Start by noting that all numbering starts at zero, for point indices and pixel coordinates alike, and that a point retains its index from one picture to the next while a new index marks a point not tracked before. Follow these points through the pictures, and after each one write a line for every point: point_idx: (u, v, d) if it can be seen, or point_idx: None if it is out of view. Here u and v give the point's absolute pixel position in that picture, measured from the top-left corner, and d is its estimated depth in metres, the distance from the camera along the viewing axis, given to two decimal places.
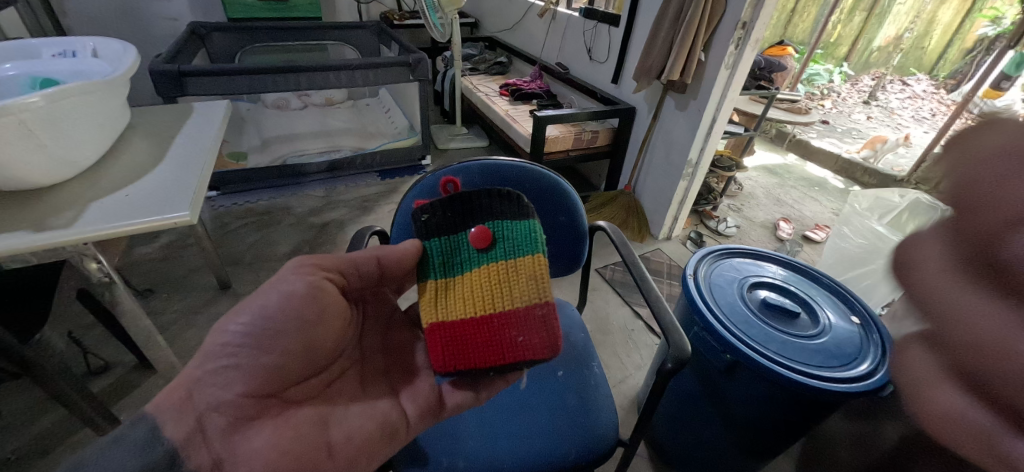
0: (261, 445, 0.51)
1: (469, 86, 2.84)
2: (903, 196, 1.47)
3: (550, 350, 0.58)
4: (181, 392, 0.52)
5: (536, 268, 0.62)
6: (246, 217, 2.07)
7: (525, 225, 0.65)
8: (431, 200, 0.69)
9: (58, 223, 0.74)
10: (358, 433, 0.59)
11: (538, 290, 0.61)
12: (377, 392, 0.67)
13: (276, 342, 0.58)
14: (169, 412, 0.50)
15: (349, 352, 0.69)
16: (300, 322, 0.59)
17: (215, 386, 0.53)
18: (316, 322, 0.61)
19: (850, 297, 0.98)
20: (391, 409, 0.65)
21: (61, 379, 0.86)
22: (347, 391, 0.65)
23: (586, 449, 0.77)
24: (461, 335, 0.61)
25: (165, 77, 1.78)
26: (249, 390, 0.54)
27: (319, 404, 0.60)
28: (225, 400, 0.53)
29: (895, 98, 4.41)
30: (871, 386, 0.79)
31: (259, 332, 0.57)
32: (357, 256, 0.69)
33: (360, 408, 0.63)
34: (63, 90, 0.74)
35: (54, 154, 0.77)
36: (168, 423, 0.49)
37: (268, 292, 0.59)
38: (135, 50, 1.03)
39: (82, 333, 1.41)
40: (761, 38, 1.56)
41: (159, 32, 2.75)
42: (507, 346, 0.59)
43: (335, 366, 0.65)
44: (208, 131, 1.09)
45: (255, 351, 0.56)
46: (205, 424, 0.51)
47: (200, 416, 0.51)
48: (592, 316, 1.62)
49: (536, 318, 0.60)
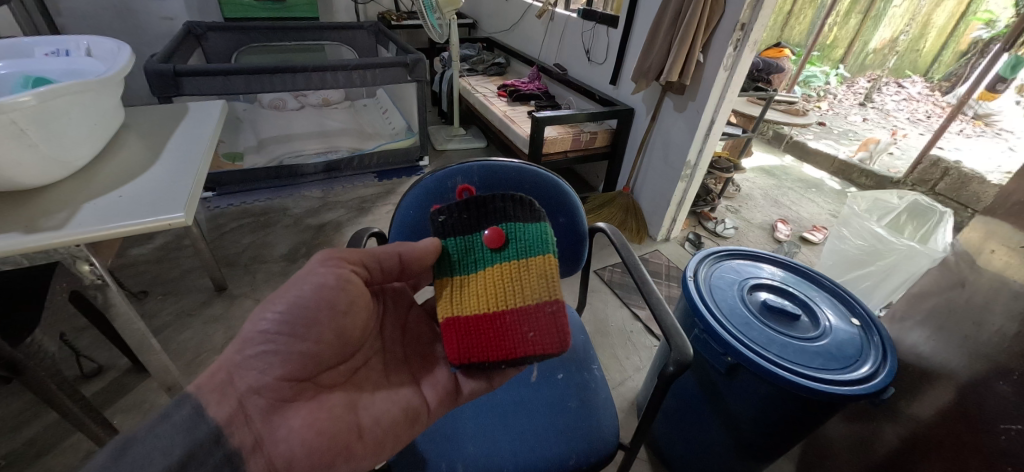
0: (299, 426, 0.52)
1: (467, 87, 2.84)
2: (902, 199, 1.48)
3: (559, 345, 0.59)
4: (221, 375, 0.52)
5: (547, 267, 0.63)
6: (242, 218, 2.05)
7: (536, 226, 0.67)
8: (447, 203, 0.71)
9: (51, 224, 0.72)
10: (385, 417, 0.59)
11: (548, 289, 0.63)
12: (400, 379, 0.66)
13: (310, 330, 0.56)
14: (212, 394, 0.50)
15: (373, 341, 0.67)
16: (332, 311, 0.59)
17: (255, 371, 0.53)
18: (344, 311, 0.60)
19: (850, 298, 0.98)
20: (413, 395, 0.64)
21: (53, 382, 0.84)
22: (372, 377, 0.64)
23: (587, 455, 0.76)
24: (473, 330, 0.61)
25: (160, 77, 1.76)
26: (285, 374, 0.54)
27: (348, 389, 0.60)
28: (265, 383, 0.53)
29: (891, 99, 4.20)
30: (873, 389, 0.78)
31: (294, 320, 0.56)
32: (380, 250, 0.66)
33: (385, 395, 0.62)
34: (54, 89, 0.72)
35: (46, 155, 0.75)
36: (211, 403, 0.50)
37: (302, 284, 0.58)
38: (130, 49, 1.02)
39: (75, 335, 1.39)
40: (759, 40, 1.56)
41: (155, 32, 2.74)
42: (517, 341, 0.60)
43: (361, 353, 0.64)
44: (203, 131, 1.07)
45: (291, 339, 0.55)
46: (246, 405, 0.51)
47: (241, 398, 0.52)
48: (592, 318, 1.61)
49: (547, 315, 0.61)
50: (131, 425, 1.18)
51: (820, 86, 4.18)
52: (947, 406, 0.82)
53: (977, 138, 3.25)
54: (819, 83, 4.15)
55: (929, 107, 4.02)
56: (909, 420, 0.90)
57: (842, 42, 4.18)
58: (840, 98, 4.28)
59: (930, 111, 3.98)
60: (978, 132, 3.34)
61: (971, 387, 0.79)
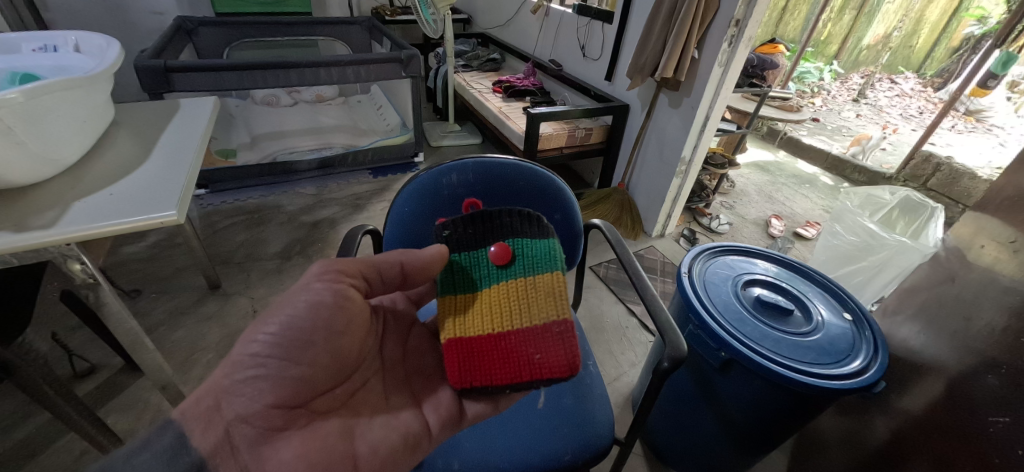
0: (292, 457, 0.51)
1: (462, 83, 2.82)
2: (894, 194, 1.49)
3: (567, 367, 0.58)
4: (207, 401, 0.51)
5: (554, 285, 0.63)
6: (235, 215, 2.04)
7: (544, 243, 0.67)
8: (453, 216, 0.71)
9: (39, 224, 0.71)
10: (382, 446, 0.59)
11: (555, 306, 0.63)
12: (400, 401, 0.66)
13: (304, 353, 0.57)
14: (197, 420, 0.50)
15: (371, 359, 0.68)
16: (327, 332, 0.59)
17: (244, 397, 0.52)
18: (341, 331, 0.61)
19: (842, 292, 0.99)
20: (414, 420, 0.64)
21: (45, 384, 0.83)
22: (371, 400, 0.64)
23: (583, 449, 0.76)
24: (477, 351, 0.62)
25: (150, 72, 1.73)
26: (276, 401, 0.53)
27: (345, 414, 0.59)
28: (254, 411, 0.52)
29: (884, 95, 4.20)
30: (864, 382, 0.79)
31: (288, 341, 0.56)
32: (381, 261, 0.68)
33: (383, 420, 0.62)
34: (42, 86, 0.71)
35: (34, 152, 0.74)
36: (196, 432, 0.49)
37: (295, 302, 0.59)
38: (120, 44, 1.00)
39: (67, 335, 1.38)
40: (754, 35, 1.56)
41: (145, 27, 2.70)
42: (522, 363, 0.60)
43: (360, 374, 0.65)
44: (196, 128, 1.06)
45: (285, 362, 0.55)
46: (233, 434, 0.51)
47: (228, 426, 0.51)
48: (587, 314, 1.62)
49: (554, 336, 0.61)
50: (126, 425, 1.17)
51: (815, 82, 4.20)
52: (937, 399, 0.83)
53: (968, 133, 3.28)
54: (813, 79, 4.18)
55: (920, 103, 4.05)
56: (901, 413, 0.91)
57: (835, 39, 4.19)
58: (834, 94, 4.28)
59: (922, 107, 4.00)
60: (969, 128, 3.36)
61: (960, 380, 0.80)
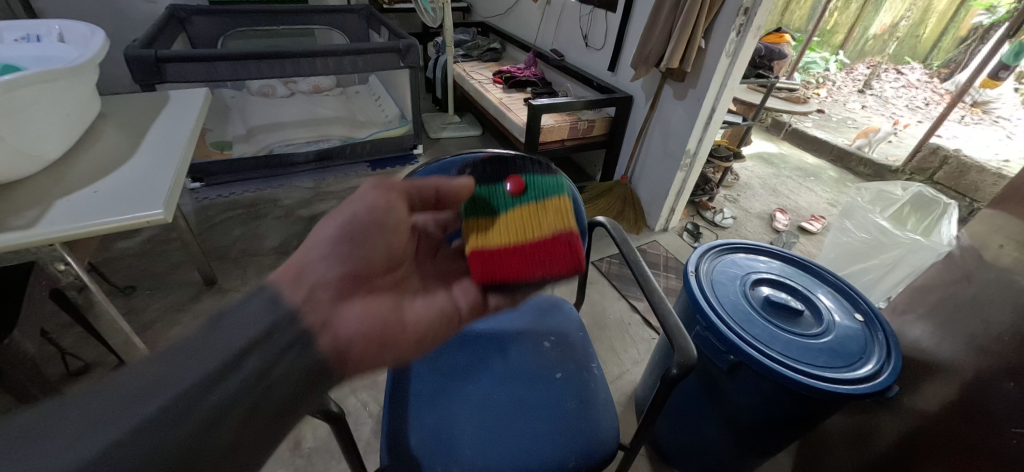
0: (359, 316, 0.46)
1: (461, 73, 2.76)
2: (906, 190, 1.45)
3: (575, 268, 0.61)
4: (290, 269, 0.45)
5: (561, 206, 0.66)
6: (231, 209, 2.00)
7: (551, 178, 0.69)
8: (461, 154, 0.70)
9: (20, 224, 0.68)
10: (427, 320, 0.55)
11: (564, 220, 0.65)
12: (434, 286, 0.62)
13: (365, 241, 0.52)
14: (284, 285, 0.42)
15: (410, 261, 0.63)
16: (382, 226, 0.54)
17: (319, 266, 0.46)
18: (392, 228, 0.56)
19: (853, 293, 0.96)
20: (450, 302, 0.60)
21: (34, 386, 0.81)
22: (411, 282, 0.59)
23: (587, 455, 0.74)
24: (498, 263, 0.62)
25: (141, 63, 1.69)
26: (342, 275, 0.48)
27: (392, 288, 0.55)
28: (328, 279, 0.46)
29: (890, 86, 4.19)
30: (877, 388, 0.77)
31: (351, 229, 0.51)
32: (418, 180, 0.61)
33: (424, 299, 0.58)
34: (20, 78, 0.67)
35: (14, 148, 0.71)
36: (283, 293, 0.42)
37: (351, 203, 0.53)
38: (105, 33, 0.96)
39: (60, 333, 1.35)
40: (762, 25, 1.51)
41: (137, 15, 2.63)
42: (538, 268, 0.61)
43: (402, 268, 0.59)
44: (187, 121, 1.03)
45: (349, 245, 0.50)
46: (314, 296, 0.43)
47: (308, 287, 0.44)
48: (589, 310, 1.60)
49: (564, 242, 0.62)
50: None
51: (820, 73, 4.14)
52: (953, 400, 0.81)
53: (975, 126, 3.24)
54: (818, 70, 4.12)
55: (927, 94, 4.00)
56: (911, 416, 0.89)
57: (842, 28, 4.09)
58: (839, 85, 4.25)
59: (928, 99, 3.96)
60: (975, 121, 3.32)
61: (976, 382, 0.77)
